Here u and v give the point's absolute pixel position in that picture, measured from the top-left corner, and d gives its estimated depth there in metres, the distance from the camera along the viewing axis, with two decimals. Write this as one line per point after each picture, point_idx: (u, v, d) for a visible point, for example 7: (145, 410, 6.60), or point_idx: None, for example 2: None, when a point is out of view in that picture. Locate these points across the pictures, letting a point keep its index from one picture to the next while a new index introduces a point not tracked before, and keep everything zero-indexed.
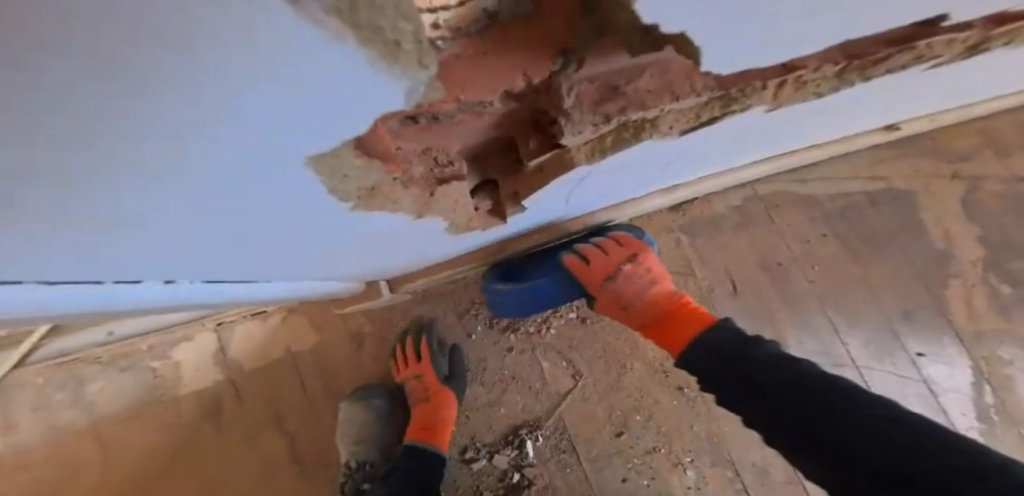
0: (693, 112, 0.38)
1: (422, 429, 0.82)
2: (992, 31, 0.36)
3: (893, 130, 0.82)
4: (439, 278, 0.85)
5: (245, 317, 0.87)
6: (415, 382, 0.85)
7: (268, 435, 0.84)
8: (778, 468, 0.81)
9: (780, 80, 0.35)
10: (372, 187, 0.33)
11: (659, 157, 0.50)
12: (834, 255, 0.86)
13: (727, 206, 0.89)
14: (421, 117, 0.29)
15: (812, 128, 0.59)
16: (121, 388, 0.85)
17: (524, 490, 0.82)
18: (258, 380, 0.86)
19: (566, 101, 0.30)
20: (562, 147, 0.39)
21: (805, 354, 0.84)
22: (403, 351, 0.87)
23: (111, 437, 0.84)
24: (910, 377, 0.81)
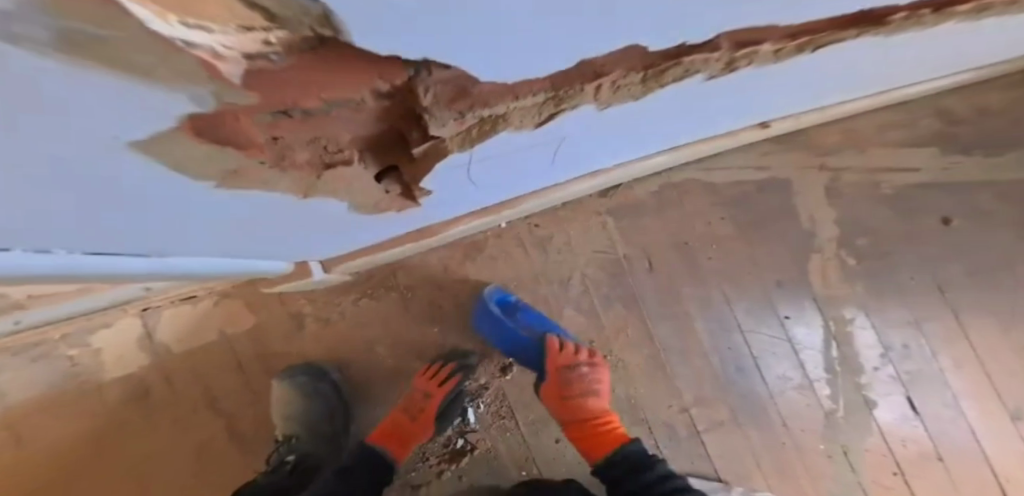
0: (536, 109, 0.43)
1: (386, 436, 0.83)
2: (736, 53, 0.45)
3: (766, 127, 0.94)
4: (380, 258, 0.87)
5: (174, 302, 0.83)
6: (416, 397, 0.86)
7: (204, 418, 0.84)
8: (682, 424, 0.96)
9: (595, 84, 0.42)
10: (236, 168, 0.34)
11: (552, 140, 0.57)
12: (728, 235, 1.01)
13: (645, 192, 1.01)
14: (291, 111, 0.29)
15: (676, 119, 0.69)
16: (33, 379, 0.80)
17: (468, 453, 0.90)
18: (191, 365, 0.84)
19: (425, 102, 0.32)
20: (437, 139, 0.42)
21: (704, 320, 0.99)
22: (437, 368, 0.88)
23: (29, 430, 0.80)
24: (779, 337, 0.99)
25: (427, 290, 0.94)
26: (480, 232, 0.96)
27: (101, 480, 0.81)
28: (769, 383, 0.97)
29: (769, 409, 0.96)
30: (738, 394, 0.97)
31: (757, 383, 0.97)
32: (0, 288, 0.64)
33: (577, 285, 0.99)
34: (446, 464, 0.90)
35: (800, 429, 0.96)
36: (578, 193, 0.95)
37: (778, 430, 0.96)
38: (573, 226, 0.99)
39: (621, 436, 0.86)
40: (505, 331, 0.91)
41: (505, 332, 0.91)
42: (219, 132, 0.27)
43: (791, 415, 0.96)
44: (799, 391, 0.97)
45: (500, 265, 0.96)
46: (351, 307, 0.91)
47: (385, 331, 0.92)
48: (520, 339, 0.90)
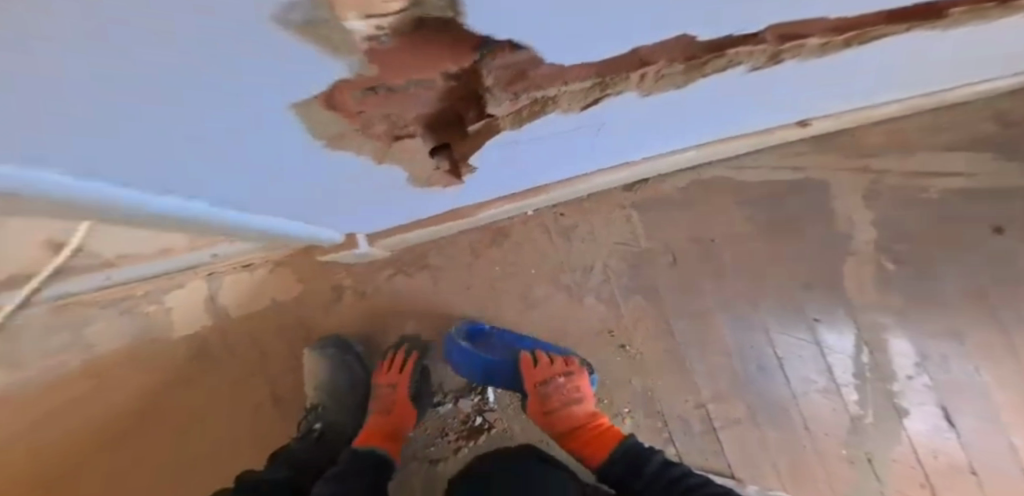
0: (584, 93, 0.47)
1: (373, 436, 0.87)
2: (783, 46, 0.47)
3: (808, 125, 0.93)
4: (415, 236, 0.94)
5: (234, 269, 0.93)
6: (385, 391, 0.92)
7: (252, 378, 0.93)
8: (697, 419, 0.96)
9: (640, 72, 0.46)
10: (338, 133, 0.41)
11: (586, 127, 0.60)
12: (756, 233, 1.01)
13: (673, 188, 1.03)
14: (378, 89, 0.33)
15: (712, 112, 0.70)
16: (115, 329, 0.91)
17: (485, 432, 0.94)
18: (244, 327, 0.93)
19: (487, 83, 0.36)
20: (491, 117, 0.46)
21: (726, 318, 0.99)
22: (392, 358, 0.94)
23: (111, 376, 0.91)
24: (806, 340, 0.97)
25: (456, 271, 1.00)
26: (509, 218, 1.01)
27: (169, 423, 0.91)
28: (793, 383, 0.96)
29: (790, 411, 0.95)
30: (757, 393, 0.96)
31: (778, 384, 0.96)
32: (100, 242, 0.85)
33: (598, 274, 1.02)
34: (464, 441, 0.94)
35: (823, 433, 0.94)
36: (608, 185, 0.98)
37: (799, 433, 0.94)
38: (598, 217, 1.03)
39: (614, 433, 0.87)
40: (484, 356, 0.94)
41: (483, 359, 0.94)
42: (327, 98, 0.32)
43: (813, 417, 0.94)
44: (825, 394, 0.95)
45: (526, 250, 1.01)
46: (384, 283, 0.98)
47: (416, 308, 0.98)
48: (499, 363, 0.94)
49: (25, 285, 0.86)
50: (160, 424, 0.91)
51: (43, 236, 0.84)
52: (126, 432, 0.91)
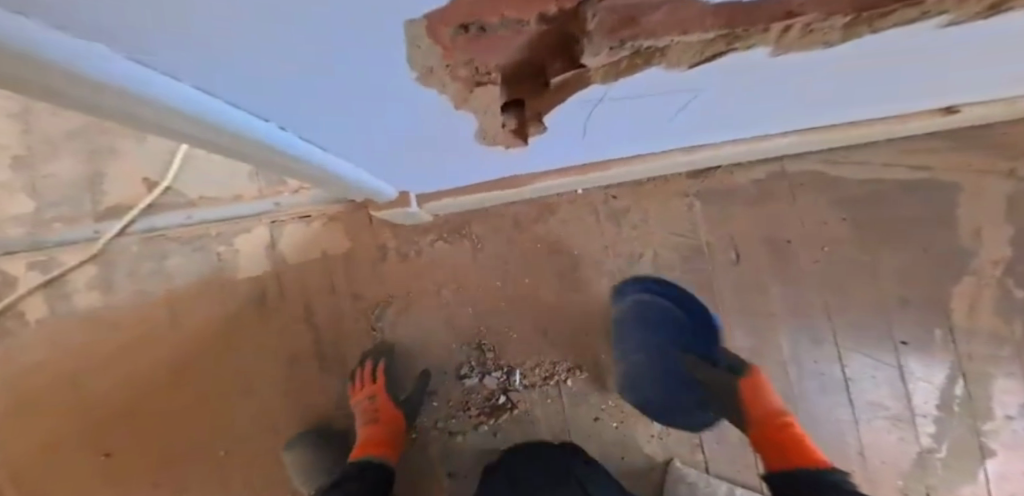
0: (699, 48, 0.31)
1: (367, 448, 0.89)
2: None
3: (951, 113, 0.76)
4: (463, 201, 0.92)
5: (294, 219, 0.99)
6: (366, 404, 0.92)
7: (299, 327, 0.99)
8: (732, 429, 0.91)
9: (784, 25, 0.26)
10: (432, 67, 0.31)
11: (678, 89, 0.46)
12: (847, 237, 0.88)
13: (748, 180, 0.92)
14: (472, 26, 0.23)
15: (861, 89, 0.54)
16: (188, 264, 0.99)
17: (507, 411, 0.95)
18: (298, 276, 1.00)
19: (587, 27, 0.23)
20: (583, 69, 0.34)
21: (791, 327, 0.90)
22: (362, 371, 0.94)
23: (182, 310, 1.00)
24: (887, 363, 0.88)
25: (498, 244, 0.98)
26: (558, 196, 0.98)
27: (226, 359, 0.99)
28: (860, 406, 0.89)
29: (847, 434, 0.89)
30: (810, 412, 0.90)
31: (842, 405, 0.89)
32: (188, 186, 0.98)
33: (646, 264, 0.96)
34: (487, 419, 0.95)
35: (879, 461, 0.88)
36: (678, 166, 0.88)
37: (852, 458, 0.89)
38: (655, 204, 0.96)
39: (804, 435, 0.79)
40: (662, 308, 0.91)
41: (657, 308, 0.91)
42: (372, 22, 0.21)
43: (874, 444, 0.89)
44: (894, 424, 0.88)
45: (572, 230, 0.98)
46: (427, 248, 0.99)
47: (455, 278, 0.98)
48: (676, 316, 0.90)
49: (125, 216, 0.98)
50: (219, 359, 0.99)
51: (142, 176, 0.99)
52: (190, 361, 0.99)
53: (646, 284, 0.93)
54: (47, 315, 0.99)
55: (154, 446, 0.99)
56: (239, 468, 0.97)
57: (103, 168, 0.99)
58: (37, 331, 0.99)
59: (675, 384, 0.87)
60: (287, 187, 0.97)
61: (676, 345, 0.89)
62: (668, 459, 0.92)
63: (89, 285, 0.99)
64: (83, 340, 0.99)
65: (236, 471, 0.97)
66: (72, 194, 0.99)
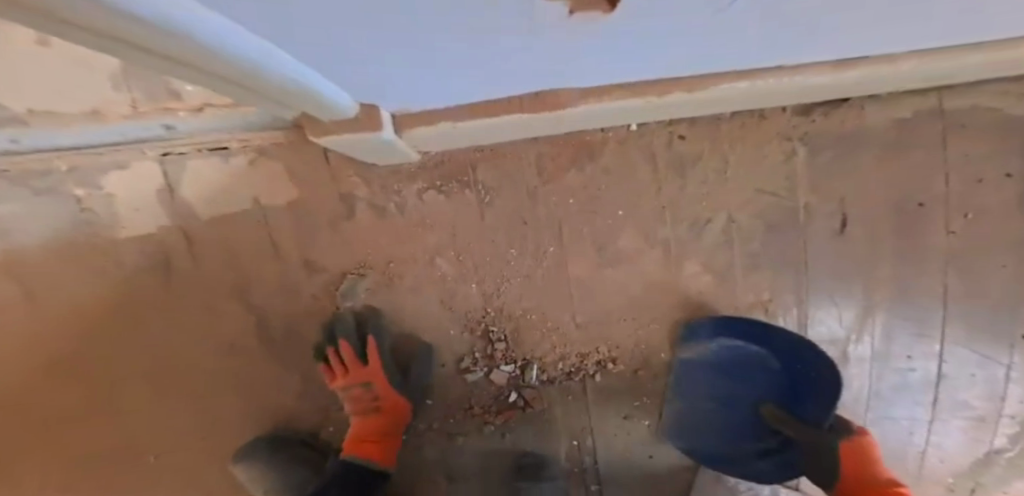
0: None
1: (364, 442, 0.71)
2: None
3: None
4: (467, 133, 0.61)
5: (201, 152, 0.68)
6: (359, 393, 0.72)
7: (230, 303, 0.73)
8: None
9: None
10: None
11: None
12: (1004, 202, 0.67)
13: (886, 118, 0.67)
14: None
15: None
16: (38, 213, 0.70)
17: (518, 411, 0.75)
18: (218, 233, 0.71)
19: None
20: None
21: (889, 314, 0.70)
22: (340, 356, 0.72)
23: (36, 276, 0.73)
24: (997, 361, 0.70)
25: (514, 198, 0.71)
26: (600, 130, 0.70)
27: (117, 341, 0.75)
28: (941, 405, 0.71)
29: (915, 435, 0.72)
30: (878, 408, 0.72)
31: (918, 403, 0.71)
32: None
33: (715, 232, 0.71)
34: (493, 418, 0.75)
35: (936, 459, 0.72)
36: (804, 90, 0.58)
37: (910, 457, 0.72)
38: (742, 146, 0.70)
39: None
40: (745, 354, 0.72)
41: (740, 354, 0.72)
42: None
43: (940, 442, 0.72)
44: (973, 425, 0.71)
45: (616, 181, 0.71)
46: (413, 200, 0.70)
47: (452, 241, 0.71)
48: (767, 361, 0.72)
49: None
50: (111, 340, 0.75)
51: None
52: (92, 343, 0.75)
53: (739, 327, 0.71)
54: None
55: (63, 445, 0.77)
56: (177, 475, 0.77)
57: None
58: None
59: (743, 435, 0.73)
60: (183, 105, 0.58)
61: (757, 393, 0.73)
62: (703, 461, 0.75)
63: None
64: None
65: (174, 478, 0.77)
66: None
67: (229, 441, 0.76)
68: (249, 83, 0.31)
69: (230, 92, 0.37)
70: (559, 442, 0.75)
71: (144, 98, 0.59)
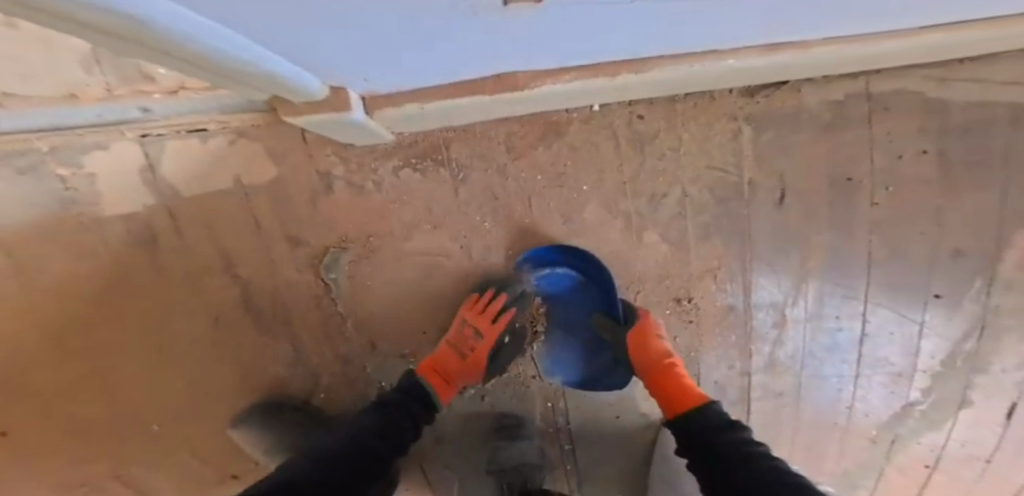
0: None
1: (434, 372, 0.73)
2: None
3: None
4: (437, 114, 0.65)
5: (179, 133, 0.70)
6: (469, 337, 0.75)
7: (216, 278, 0.77)
8: (735, 387, 0.82)
9: None
10: None
11: None
12: (922, 176, 0.75)
13: (821, 101, 0.74)
14: None
15: None
16: (17, 194, 0.72)
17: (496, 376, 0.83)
18: (201, 211, 0.74)
19: None
20: None
21: (823, 280, 0.78)
22: (487, 301, 0.76)
23: (22, 255, 0.75)
24: (913, 319, 0.79)
25: (486, 175, 0.75)
26: (564, 111, 0.75)
27: (107, 316, 0.78)
28: (865, 361, 0.81)
29: (843, 391, 0.82)
30: (811, 366, 0.81)
31: (847, 362, 0.81)
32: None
33: (670, 206, 0.77)
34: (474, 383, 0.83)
35: (863, 413, 0.83)
36: (745, 72, 0.64)
37: (840, 412, 0.83)
38: (694, 126, 0.76)
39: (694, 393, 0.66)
40: (559, 281, 0.79)
41: (557, 283, 0.79)
42: None
43: (864, 397, 0.82)
44: (892, 380, 0.81)
45: (580, 158, 0.76)
46: (390, 177, 0.75)
47: (426, 216, 0.76)
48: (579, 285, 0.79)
49: None
50: (102, 315, 0.78)
51: None
52: (84, 318, 0.78)
53: (554, 255, 0.77)
54: None
55: (66, 423, 0.81)
56: (180, 443, 0.83)
57: None
58: None
59: (593, 345, 0.82)
60: (158, 87, 0.59)
61: (585, 307, 0.82)
62: (662, 417, 0.83)
63: None
64: None
65: (178, 445, 0.82)
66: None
67: (226, 409, 0.82)
68: (208, 62, 0.33)
69: (194, 74, 0.38)
70: (534, 404, 0.84)
71: (117, 81, 0.59)
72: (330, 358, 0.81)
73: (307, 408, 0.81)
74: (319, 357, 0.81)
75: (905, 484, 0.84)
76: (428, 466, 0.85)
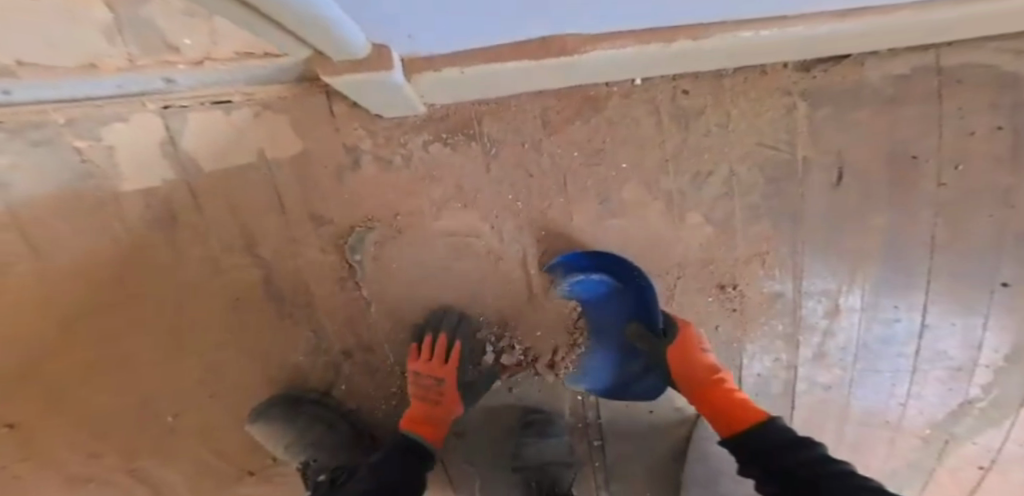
0: None
1: (420, 424, 0.70)
2: None
3: None
4: (474, 82, 0.60)
5: (202, 105, 0.66)
6: (430, 383, 0.72)
7: (236, 259, 0.74)
8: (780, 381, 0.75)
9: None
10: None
11: None
12: (993, 155, 0.69)
13: (883, 75, 0.69)
14: None
15: None
16: (33, 167, 0.69)
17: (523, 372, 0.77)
18: (224, 187, 0.71)
19: None
20: None
21: (882, 267, 0.72)
22: (428, 345, 0.73)
23: (39, 232, 0.72)
24: (978, 312, 0.72)
25: (520, 152, 0.71)
26: (605, 84, 0.70)
27: (123, 298, 0.75)
28: (922, 355, 0.73)
29: (898, 386, 0.74)
30: (865, 360, 0.74)
31: (902, 354, 0.73)
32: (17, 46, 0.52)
33: (715, 185, 0.72)
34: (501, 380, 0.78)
35: (916, 412, 0.75)
36: (811, 40, 0.59)
37: (892, 409, 0.75)
38: (745, 101, 0.70)
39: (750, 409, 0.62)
40: (593, 288, 0.73)
41: (589, 290, 0.74)
42: None
43: (919, 394, 0.74)
44: (952, 375, 0.73)
45: (620, 134, 0.71)
46: (419, 152, 0.71)
47: (455, 194, 0.72)
48: (613, 291, 0.74)
49: None
50: (119, 296, 0.75)
51: None
52: (101, 299, 0.75)
53: (589, 259, 0.72)
54: None
55: (80, 409, 0.78)
56: (196, 433, 0.79)
57: None
58: None
59: (627, 357, 0.76)
60: (182, 58, 0.55)
61: (620, 314, 0.76)
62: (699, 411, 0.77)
63: None
64: None
65: (193, 435, 0.79)
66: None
67: (244, 399, 0.79)
68: (258, 9, 0.28)
69: (234, 24, 0.33)
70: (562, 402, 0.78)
71: (140, 53, 0.54)
72: (352, 346, 0.77)
73: (327, 401, 0.78)
74: (342, 344, 0.77)
75: (956, 489, 0.76)
76: (450, 461, 0.80)
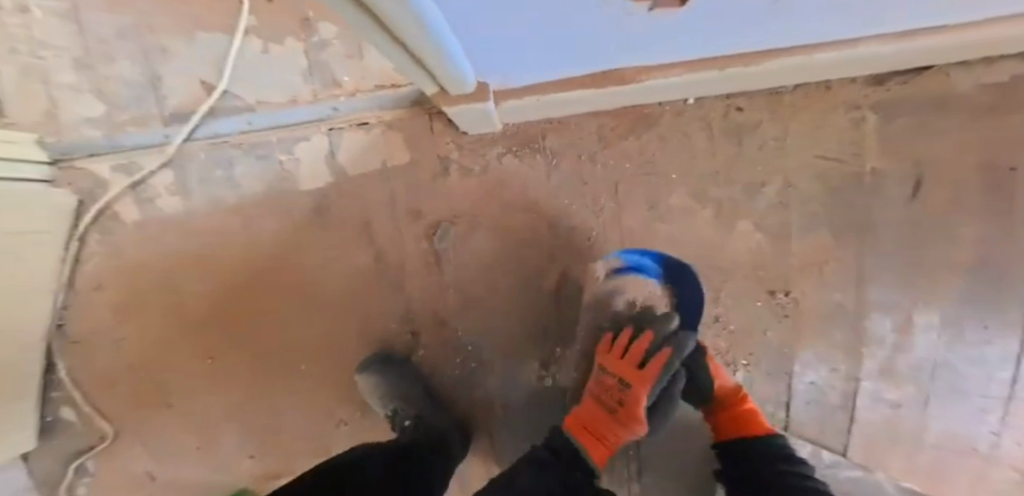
0: None
1: (584, 429, 0.68)
2: None
3: None
4: (547, 105, 0.73)
5: (352, 126, 0.93)
6: (615, 386, 0.70)
7: (359, 244, 0.96)
8: (839, 392, 0.73)
9: None
10: None
11: None
12: None
13: (974, 84, 0.65)
14: None
15: None
16: (255, 174, 0.96)
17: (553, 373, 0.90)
18: (360, 189, 0.95)
19: None
20: None
21: (970, 288, 0.68)
22: (624, 343, 0.73)
23: (252, 217, 0.98)
24: None
25: (575, 162, 0.83)
26: (657, 103, 0.78)
27: (280, 273, 0.99)
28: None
29: (988, 413, 0.70)
30: (943, 379, 0.70)
31: (995, 377, 0.69)
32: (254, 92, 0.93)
33: (768, 197, 0.74)
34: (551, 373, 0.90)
35: (1016, 443, 0.70)
36: (874, 59, 0.59)
37: (982, 437, 0.70)
38: (806, 116, 0.72)
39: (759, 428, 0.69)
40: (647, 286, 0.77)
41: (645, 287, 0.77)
42: None
43: (1017, 424, 0.70)
44: None
45: (670, 148, 0.78)
46: (494, 162, 0.87)
47: (524, 197, 0.86)
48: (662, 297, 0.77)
49: (186, 122, 0.95)
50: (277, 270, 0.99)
51: (199, 80, 0.94)
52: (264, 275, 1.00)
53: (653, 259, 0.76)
54: (139, 216, 0.98)
55: (245, 357, 1.02)
56: (318, 382, 1.02)
57: (158, 70, 0.94)
58: (134, 233, 0.99)
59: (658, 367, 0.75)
60: (343, 90, 0.91)
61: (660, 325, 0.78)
62: None
63: (171, 191, 0.98)
64: (159, 253, 0.99)
65: (314, 381, 1.02)
66: (135, 92, 0.95)
67: (353, 356, 1.00)
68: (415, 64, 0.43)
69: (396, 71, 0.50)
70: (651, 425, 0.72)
71: (320, 87, 0.91)
72: (434, 321, 0.94)
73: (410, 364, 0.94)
74: (426, 319, 0.94)
75: None
76: (496, 431, 0.92)
